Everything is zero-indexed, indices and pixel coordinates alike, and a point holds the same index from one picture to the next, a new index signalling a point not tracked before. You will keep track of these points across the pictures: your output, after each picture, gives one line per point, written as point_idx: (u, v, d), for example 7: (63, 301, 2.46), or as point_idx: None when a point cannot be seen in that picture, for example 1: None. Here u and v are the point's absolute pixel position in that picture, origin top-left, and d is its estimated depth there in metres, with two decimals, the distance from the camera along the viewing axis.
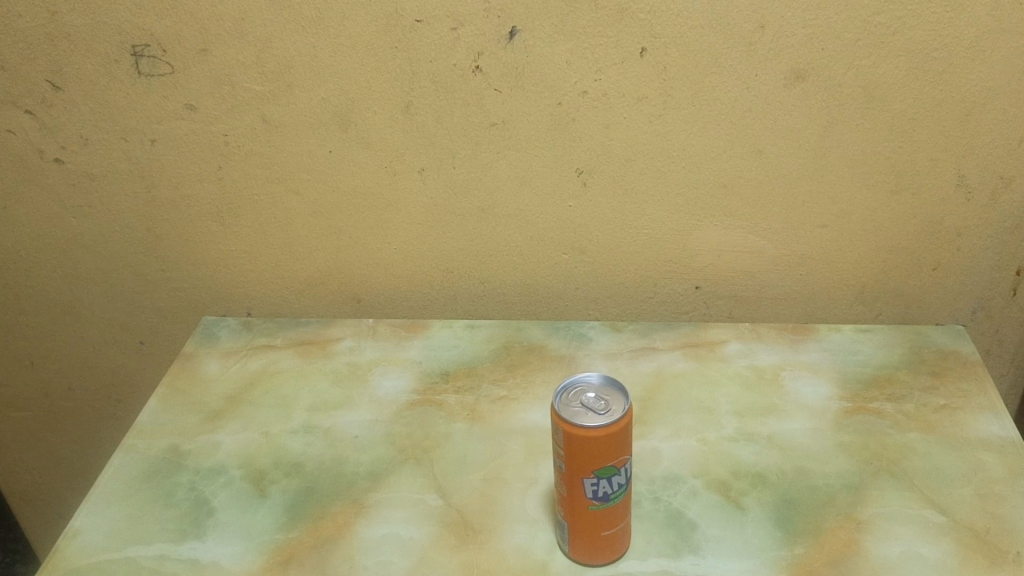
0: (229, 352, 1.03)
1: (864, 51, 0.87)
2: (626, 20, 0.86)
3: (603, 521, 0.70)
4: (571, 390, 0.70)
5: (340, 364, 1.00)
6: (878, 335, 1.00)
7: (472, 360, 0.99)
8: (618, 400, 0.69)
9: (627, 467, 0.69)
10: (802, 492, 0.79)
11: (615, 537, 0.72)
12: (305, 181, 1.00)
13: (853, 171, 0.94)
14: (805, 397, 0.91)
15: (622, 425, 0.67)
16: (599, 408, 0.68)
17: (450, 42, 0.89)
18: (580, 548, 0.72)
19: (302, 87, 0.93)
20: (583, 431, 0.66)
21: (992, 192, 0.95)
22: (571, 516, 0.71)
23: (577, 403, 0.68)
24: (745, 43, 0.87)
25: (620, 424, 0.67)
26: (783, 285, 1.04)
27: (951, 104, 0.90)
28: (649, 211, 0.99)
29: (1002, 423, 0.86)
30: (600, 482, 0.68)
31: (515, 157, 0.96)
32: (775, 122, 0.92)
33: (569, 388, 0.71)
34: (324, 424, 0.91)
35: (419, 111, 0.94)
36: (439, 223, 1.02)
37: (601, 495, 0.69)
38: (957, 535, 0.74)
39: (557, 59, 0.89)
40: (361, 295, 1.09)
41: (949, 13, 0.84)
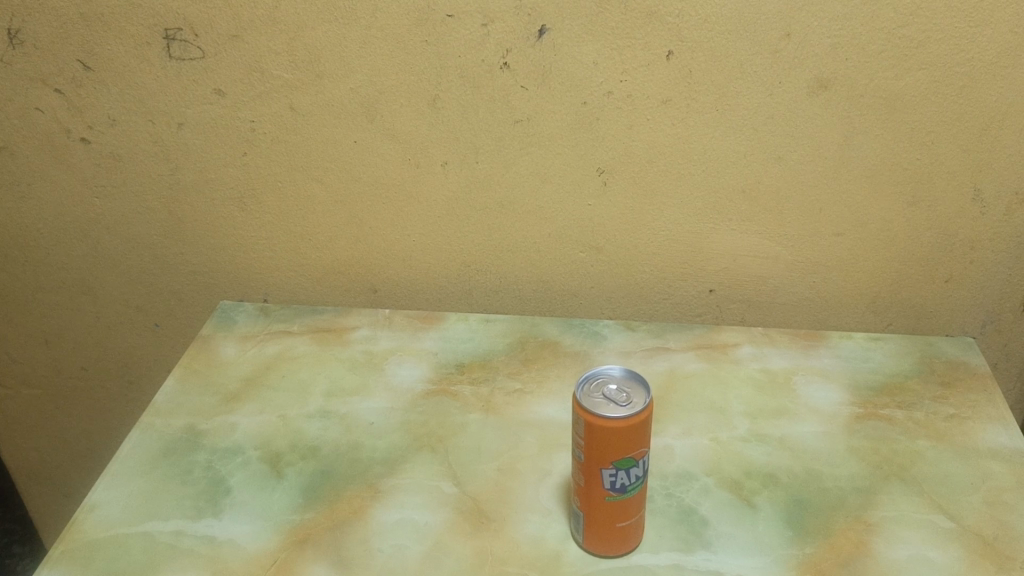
0: (246, 336, 1.04)
1: (887, 63, 0.88)
2: (655, 22, 0.88)
3: (618, 513, 0.71)
4: (592, 382, 0.71)
5: (356, 352, 1.01)
6: (889, 344, 1.01)
7: (487, 353, 1.00)
8: (639, 392, 0.70)
9: (645, 460, 0.70)
10: (812, 493, 0.80)
11: (630, 528, 0.73)
12: (328, 170, 1.01)
13: (870, 181, 0.96)
14: (816, 401, 0.92)
15: (643, 417, 0.68)
16: (621, 399, 0.69)
17: (480, 37, 0.90)
18: (595, 538, 0.73)
19: (331, 76, 0.94)
20: (605, 421, 0.67)
21: (1006, 207, 0.96)
22: (587, 506, 0.72)
23: (599, 395, 0.69)
24: (770, 51, 0.88)
25: (641, 417, 0.68)
26: (797, 291, 1.05)
27: (970, 118, 0.91)
28: (667, 213, 1.00)
29: (1011, 434, 0.87)
30: (618, 473, 0.69)
31: (538, 154, 0.97)
32: (796, 129, 0.93)
33: (591, 378, 0.72)
34: (341, 409, 0.91)
35: (446, 104, 0.95)
36: (458, 216, 1.03)
37: (618, 486, 0.70)
38: (965, 540, 0.75)
39: (584, 59, 0.91)
40: (377, 285, 1.10)
41: (972, 29, 0.86)
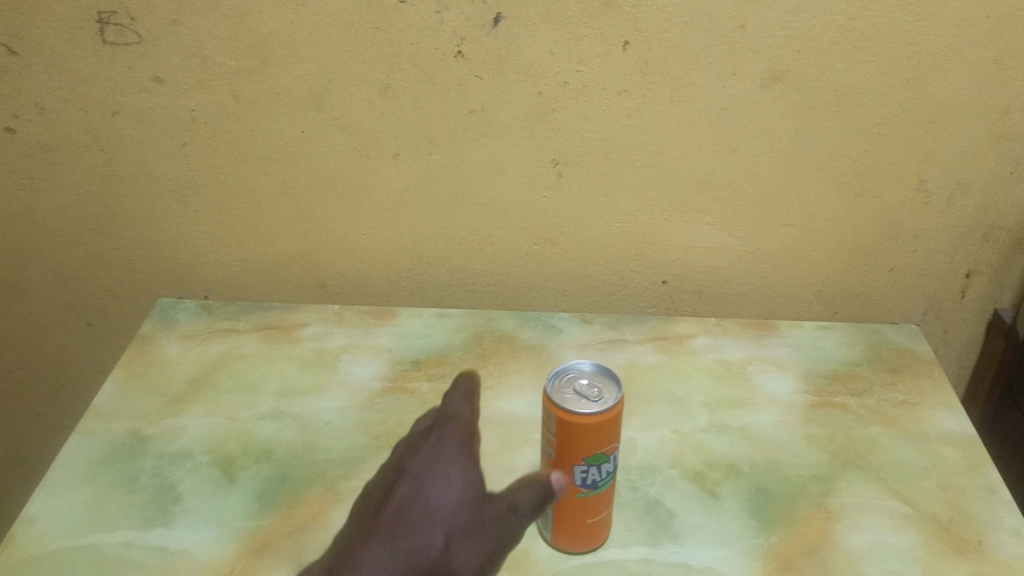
0: (189, 335, 1.00)
1: (839, 56, 0.89)
2: (612, 12, 0.86)
3: (589, 509, 0.71)
4: (563, 377, 0.70)
5: (306, 350, 0.97)
6: (838, 333, 1.03)
7: (443, 348, 0.98)
8: (610, 387, 0.69)
9: (616, 455, 0.70)
10: (774, 483, 0.81)
11: (600, 524, 0.72)
12: (274, 161, 0.97)
13: (820, 173, 0.97)
14: (772, 390, 0.93)
15: (614, 413, 0.67)
16: (592, 395, 0.68)
17: (434, 25, 0.88)
18: (564, 534, 0.72)
19: (277, 64, 0.91)
20: (577, 418, 0.66)
21: (949, 198, 0.98)
22: (557, 503, 0.71)
23: (570, 390, 0.68)
24: (725, 42, 0.88)
25: (612, 414, 0.67)
26: (748, 282, 1.06)
27: (917, 111, 0.92)
28: (622, 205, 1.00)
29: (959, 419, 0.89)
30: (590, 470, 0.69)
31: (492, 145, 0.96)
32: (749, 122, 0.93)
33: (561, 373, 0.70)
34: (294, 410, 0.88)
35: (398, 94, 0.92)
36: (411, 209, 1.01)
37: (589, 483, 0.69)
38: (922, 525, 0.77)
39: (540, 48, 0.89)
40: (326, 280, 1.07)
41: (921, 23, 0.87)
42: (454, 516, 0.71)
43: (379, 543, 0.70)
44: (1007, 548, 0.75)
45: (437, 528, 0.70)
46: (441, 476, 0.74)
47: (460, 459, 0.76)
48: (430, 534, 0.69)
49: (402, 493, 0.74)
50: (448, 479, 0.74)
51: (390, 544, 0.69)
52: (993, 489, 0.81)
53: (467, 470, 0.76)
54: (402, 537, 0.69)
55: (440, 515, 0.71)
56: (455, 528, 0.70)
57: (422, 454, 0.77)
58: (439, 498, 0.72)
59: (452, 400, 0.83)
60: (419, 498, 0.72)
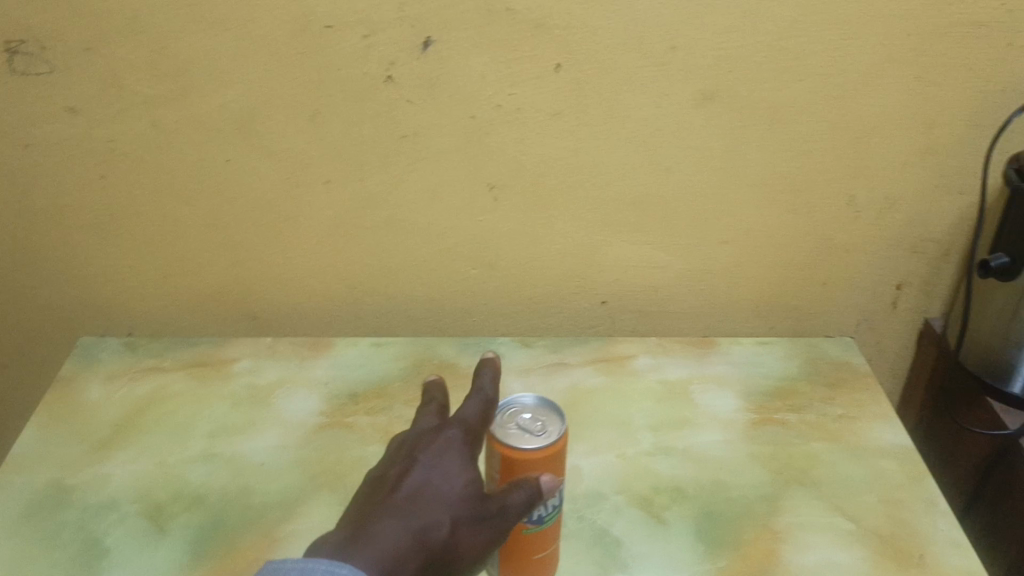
0: (113, 376, 0.95)
1: (768, 75, 0.89)
2: (543, 35, 0.85)
3: (535, 545, 0.69)
4: (505, 411, 0.69)
5: (239, 387, 0.94)
6: (776, 348, 1.04)
7: (382, 379, 0.95)
8: (554, 421, 0.67)
9: (561, 489, 0.68)
10: (720, 504, 0.81)
11: (546, 560, 0.71)
12: (198, 192, 0.95)
13: (754, 190, 0.97)
14: (714, 409, 0.93)
15: (558, 447, 0.66)
16: (535, 429, 0.66)
17: (361, 50, 0.85)
18: (511, 571, 0.71)
19: (199, 92, 0.87)
20: (521, 454, 0.64)
21: (879, 211, 1.00)
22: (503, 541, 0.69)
23: (513, 425, 0.67)
24: (657, 63, 0.88)
25: (556, 448, 0.66)
26: (686, 299, 1.06)
27: (845, 128, 0.93)
28: (560, 227, 0.99)
29: (896, 431, 0.91)
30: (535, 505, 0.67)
31: (426, 169, 0.94)
32: (683, 141, 0.93)
33: (503, 408, 0.69)
34: (228, 451, 0.85)
35: (327, 120, 0.90)
36: (344, 237, 0.98)
37: (535, 519, 0.68)
38: (866, 541, 0.78)
39: (471, 71, 0.87)
40: (257, 312, 1.04)
41: (847, 42, 0.87)
42: (465, 500, 0.62)
43: (383, 516, 0.60)
44: (947, 561, 0.76)
45: (443, 511, 0.61)
46: (451, 458, 0.64)
47: (469, 451, 0.65)
48: (434, 516, 0.60)
49: (406, 470, 0.64)
50: (460, 462, 0.64)
51: (394, 518, 0.60)
52: (932, 501, 0.82)
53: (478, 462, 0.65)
54: (405, 514, 0.60)
55: (452, 499, 0.62)
56: (465, 517, 0.61)
57: (426, 445, 0.66)
58: (451, 479, 0.63)
59: (464, 411, 0.68)
60: (428, 476, 0.63)
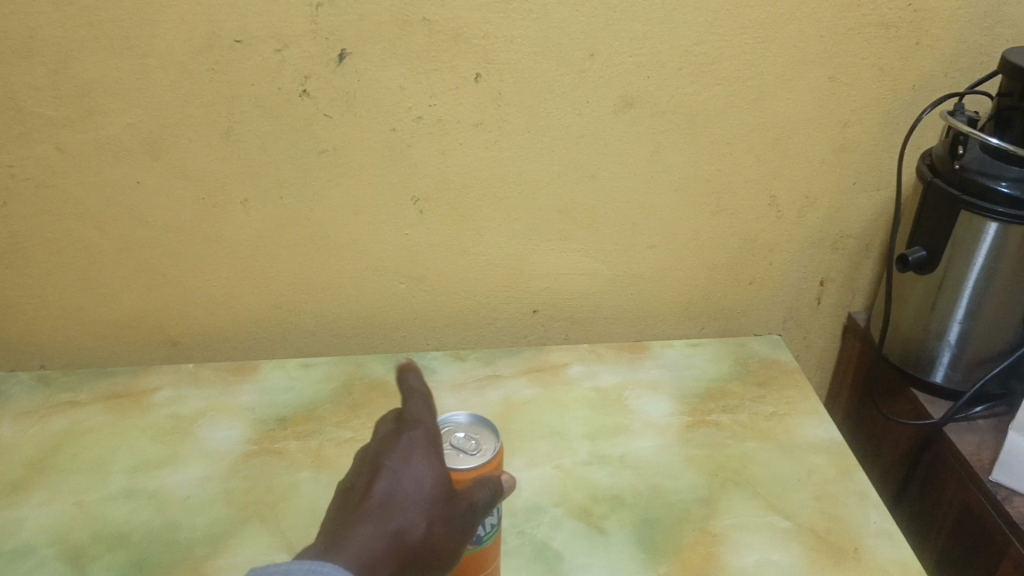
0: (25, 413, 0.91)
1: (687, 80, 0.90)
2: (461, 45, 0.84)
3: (473, 566, 0.68)
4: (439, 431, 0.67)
5: (160, 417, 0.90)
6: (706, 350, 1.05)
7: (311, 402, 0.93)
8: (488, 437, 0.66)
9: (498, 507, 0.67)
10: (658, 510, 0.81)
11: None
12: (108, 217, 0.91)
13: (678, 194, 0.98)
14: (649, 414, 0.94)
15: (495, 465, 0.65)
16: (470, 448, 0.65)
17: (274, 64, 0.83)
18: None
19: (104, 112, 0.84)
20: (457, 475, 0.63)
21: (800, 210, 1.01)
22: None
23: (447, 446, 0.66)
24: (576, 71, 0.87)
25: (491, 465, 0.65)
26: (616, 305, 1.06)
27: (764, 129, 0.95)
28: (487, 238, 0.98)
29: (826, 426, 0.92)
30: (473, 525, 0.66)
31: (348, 185, 0.92)
32: (606, 148, 0.93)
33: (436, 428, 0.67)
34: (151, 486, 0.81)
35: (242, 137, 0.87)
36: (265, 256, 0.95)
37: (473, 538, 0.66)
38: (802, 538, 0.78)
39: (389, 83, 0.85)
40: (177, 338, 1.01)
41: (761, 45, 0.89)
42: (436, 498, 0.61)
43: (356, 528, 0.59)
44: (881, 553, 0.77)
45: (415, 512, 0.60)
46: (416, 456, 0.62)
47: (434, 444, 0.63)
48: (407, 519, 0.59)
49: (373, 475, 0.62)
50: (425, 459, 0.62)
51: (368, 528, 0.59)
52: (864, 494, 0.83)
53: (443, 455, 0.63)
54: (379, 523, 0.59)
55: (422, 498, 0.60)
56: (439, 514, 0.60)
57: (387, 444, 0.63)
58: (419, 478, 0.61)
59: (413, 406, 0.64)
60: (395, 478, 0.61)
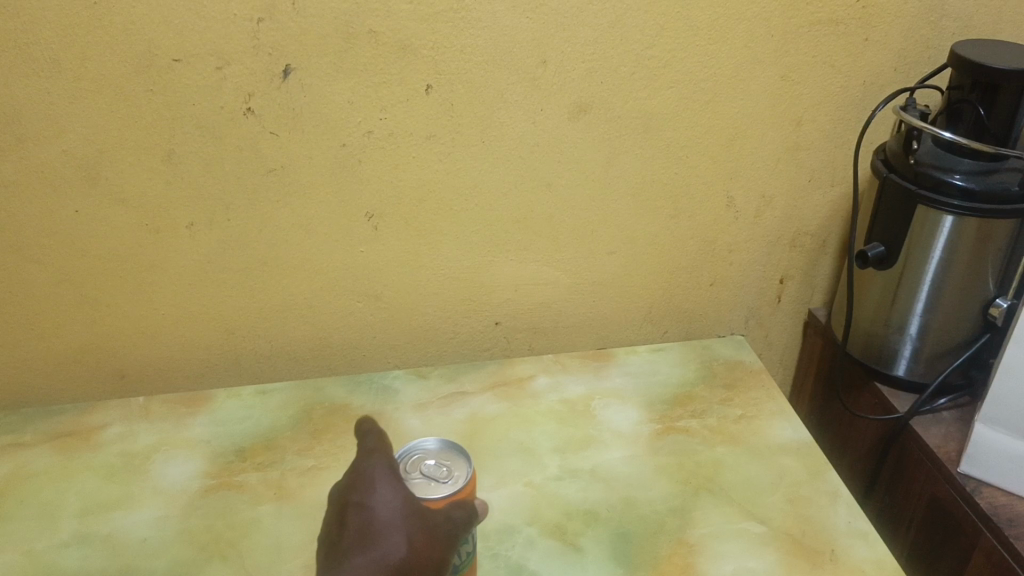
0: None
1: (640, 84, 0.88)
2: (409, 56, 0.82)
3: None
4: (408, 459, 0.65)
5: (111, 456, 0.86)
6: (670, 355, 1.05)
7: (270, 430, 0.90)
8: (460, 463, 0.64)
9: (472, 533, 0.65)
10: (633, 523, 0.79)
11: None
12: (46, 248, 0.86)
13: (636, 199, 0.97)
14: (617, 424, 0.92)
15: (468, 491, 0.63)
16: (442, 476, 0.63)
17: (215, 82, 0.79)
18: None
19: (36, 139, 0.80)
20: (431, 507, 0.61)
21: (757, 210, 1.01)
22: None
23: (417, 474, 0.63)
24: (528, 78, 0.86)
25: (464, 492, 0.63)
26: (578, 313, 1.05)
27: (719, 131, 0.94)
28: (443, 251, 0.95)
29: (794, 426, 0.92)
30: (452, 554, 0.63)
31: (298, 204, 0.89)
32: (562, 155, 0.92)
33: (406, 455, 0.65)
34: (104, 529, 0.78)
35: (184, 159, 0.83)
36: (214, 281, 0.92)
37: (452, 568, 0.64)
38: (778, 542, 0.78)
39: (337, 98, 0.83)
40: (125, 370, 0.96)
41: (713, 46, 0.88)
42: (409, 512, 0.61)
43: (343, 568, 0.60)
44: (856, 553, 0.77)
45: (393, 534, 0.60)
46: (380, 484, 0.63)
47: (395, 470, 0.63)
48: (388, 544, 0.60)
49: (348, 513, 0.64)
50: (390, 484, 0.62)
51: (355, 565, 0.61)
52: (836, 493, 0.83)
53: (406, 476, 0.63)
54: (366, 555, 0.61)
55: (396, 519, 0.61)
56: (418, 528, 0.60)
57: (351, 482, 0.64)
58: (389, 503, 0.62)
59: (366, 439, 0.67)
60: (366, 511, 0.62)
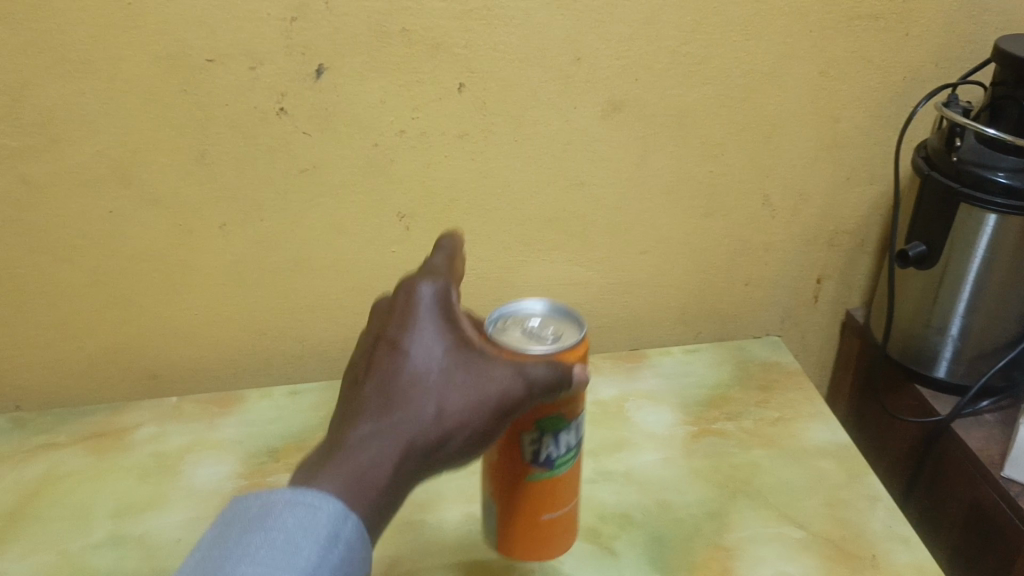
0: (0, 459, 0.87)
1: (674, 81, 0.87)
2: (441, 54, 0.81)
3: (548, 498, 0.68)
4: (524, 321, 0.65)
5: (143, 456, 0.86)
6: (704, 356, 1.04)
7: (302, 432, 0.89)
8: (570, 330, 0.63)
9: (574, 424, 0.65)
10: (668, 527, 0.78)
11: (559, 520, 0.70)
12: (79, 249, 0.87)
13: (669, 198, 0.95)
14: (651, 426, 0.91)
15: (576, 354, 0.60)
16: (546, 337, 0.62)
17: (248, 82, 0.79)
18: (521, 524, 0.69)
19: (71, 140, 0.80)
20: (526, 355, 0.59)
21: (793, 208, 0.99)
22: (515, 496, 0.68)
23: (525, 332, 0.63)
24: (562, 76, 0.85)
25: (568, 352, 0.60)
26: (610, 313, 1.04)
27: (755, 128, 0.92)
28: (475, 252, 0.95)
29: (832, 429, 0.90)
30: (546, 442, 0.64)
31: (329, 204, 0.88)
32: (595, 154, 0.90)
33: (516, 315, 0.66)
34: (137, 530, 0.77)
35: (217, 160, 0.83)
36: (246, 282, 0.92)
37: (546, 460, 0.65)
38: (817, 547, 0.76)
39: (369, 97, 0.82)
40: (157, 370, 0.97)
41: (750, 42, 0.86)
42: (448, 368, 0.56)
43: (362, 430, 0.53)
44: (898, 558, 0.75)
45: (425, 395, 0.55)
46: (426, 327, 0.57)
47: (446, 304, 0.59)
48: (416, 407, 0.54)
49: (377, 353, 0.57)
50: (437, 328, 0.58)
51: (374, 429, 0.53)
52: (876, 498, 0.81)
53: (459, 327, 0.59)
54: (388, 417, 0.54)
55: (433, 375, 0.56)
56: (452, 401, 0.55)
57: (397, 309, 0.59)
58: (430, 348, 0.57)
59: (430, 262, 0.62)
60: (401, 356, 0.56)
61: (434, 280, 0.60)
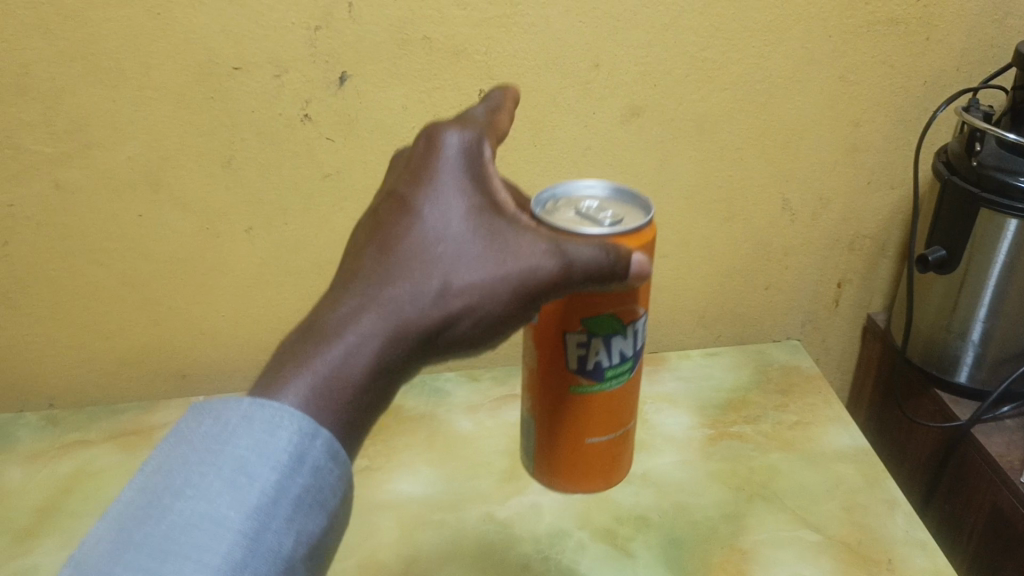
0: (34, 456, 0.89)
1: (693, 87, 0.88)
2: (462, 61, 0.82)
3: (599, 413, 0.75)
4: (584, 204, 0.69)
5: None
6: (724, 359, 1.05)
7: None
8: (630, 217, 0.66)
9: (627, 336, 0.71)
10: (684, 529, 0.79)
11: (607, 436, 0.78)
12: (111, 252, 0.89)
13: (689, 202, 0.96)
14: (669, 429, 0.92)
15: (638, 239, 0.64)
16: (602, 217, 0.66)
17: (273, 90, 0.81)
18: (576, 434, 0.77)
19: (103, 146, 0.82)
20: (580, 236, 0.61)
21: (813, 213, 0.99)
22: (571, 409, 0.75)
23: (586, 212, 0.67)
24: (581, 82, 0.86)
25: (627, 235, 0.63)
26: None
27: (774, 133, 0.93)
28: None
29: (851, 433, 0.90)
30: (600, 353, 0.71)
31: (353, 209, 0.90)
32: (614, 159, 0.91)
33: (572, 199, 0.70)
34: None
35: (243, 165, 0.85)
36: (272, 285, 0.94)
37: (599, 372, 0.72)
38: (833, 551, 0.76)
39: (391, 104, 0.84)
40: (185, 370, 0.99)
41: (768, 48, 0.87)
42: (465, 235, 0.55)
43: (368, 294, 0.52)
44: (914, 562, 0.75)
45: (437, 265, 0.54)
46: (450, 189, 0.57)
47: (478, 169, 0.59)
48: (427, 276, 0.53)
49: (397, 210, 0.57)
50: (462, 191, 0.57)
51: (380, 295, 0.52)
52: (894, 503, 0.81)
53: (484, 188, 0.58)
54: (396, 283, 0.53)
55: (447, 240, 0.55)
56: (459, 257, 0.54)
57: (418, 166, 0.59)
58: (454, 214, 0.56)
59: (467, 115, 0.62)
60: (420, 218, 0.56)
61: (462, 130, 0.60)
